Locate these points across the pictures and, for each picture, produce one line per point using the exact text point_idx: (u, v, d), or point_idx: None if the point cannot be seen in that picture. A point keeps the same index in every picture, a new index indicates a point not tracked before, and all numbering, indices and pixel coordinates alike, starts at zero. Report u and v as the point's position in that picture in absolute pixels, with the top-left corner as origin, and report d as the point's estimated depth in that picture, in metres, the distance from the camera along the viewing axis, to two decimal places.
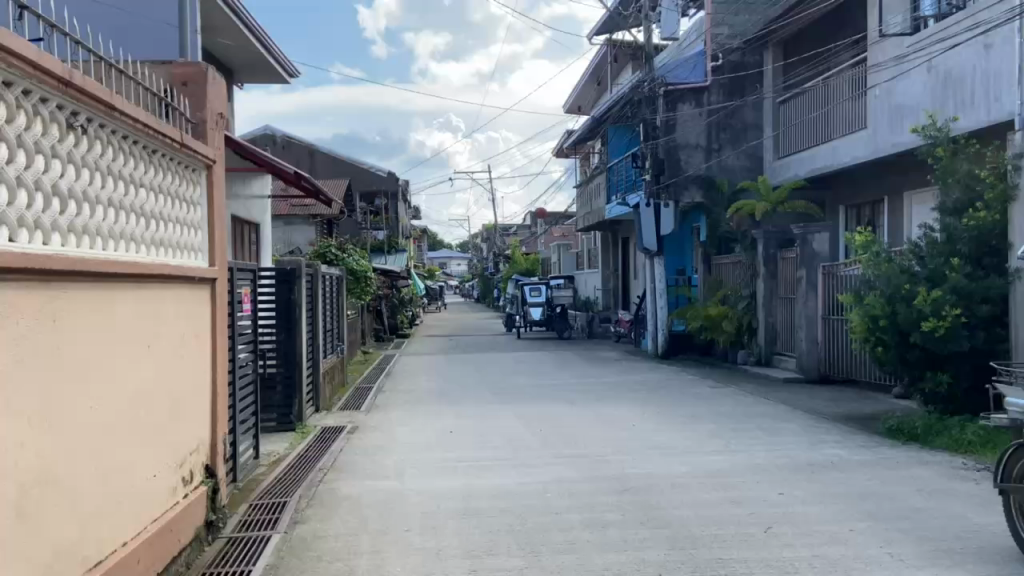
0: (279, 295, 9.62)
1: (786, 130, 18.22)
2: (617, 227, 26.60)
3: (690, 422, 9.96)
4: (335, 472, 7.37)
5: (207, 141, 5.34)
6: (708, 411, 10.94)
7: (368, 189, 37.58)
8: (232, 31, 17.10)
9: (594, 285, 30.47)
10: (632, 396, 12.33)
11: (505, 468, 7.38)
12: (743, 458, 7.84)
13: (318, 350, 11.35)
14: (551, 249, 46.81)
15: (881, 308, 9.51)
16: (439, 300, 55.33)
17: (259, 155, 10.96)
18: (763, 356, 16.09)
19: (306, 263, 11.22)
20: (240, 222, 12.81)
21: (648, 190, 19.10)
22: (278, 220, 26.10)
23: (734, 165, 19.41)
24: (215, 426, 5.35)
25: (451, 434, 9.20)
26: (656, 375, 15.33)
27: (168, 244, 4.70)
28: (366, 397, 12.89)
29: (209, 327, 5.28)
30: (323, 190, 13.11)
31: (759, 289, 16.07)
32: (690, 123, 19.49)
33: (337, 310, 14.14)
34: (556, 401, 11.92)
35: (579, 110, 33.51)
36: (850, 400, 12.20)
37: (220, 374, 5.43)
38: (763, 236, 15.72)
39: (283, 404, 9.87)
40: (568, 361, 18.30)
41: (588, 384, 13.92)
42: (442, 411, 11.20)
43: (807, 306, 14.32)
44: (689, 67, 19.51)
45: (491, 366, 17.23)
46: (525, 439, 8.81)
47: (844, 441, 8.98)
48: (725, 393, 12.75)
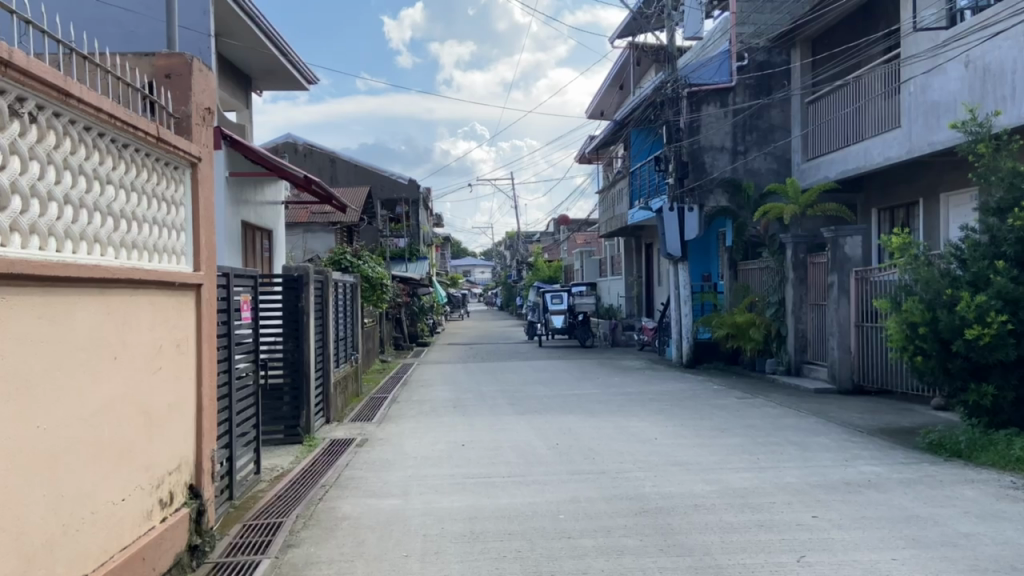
0: (287, 301, 9.35)
1: (815, 130, 17.62)
2: (639, 232, 26.05)
3: (716, 435, 9.44)
4: (338, 489, 6.97)
5: (192, 137, 5.01)
6: (735, 423, 10.40)
7: (389, 197, 37.42)
8: (247, 37, 16.91)
9: (617, 292, 29.92)
10: (655, 408, 11.82)
11: (518, 486, 6.95)
12: (771, 476, 7.31)
13: (330, 361, 10.99)
14: (574, 256, 46.25)
15: (921, 315, 8.96)
16: (461, 307, 55.00)
17: (272, 159, 10.86)
18: (792, 365, 15.40)
19: (317, 269, 10.86)
20: (252, 229, 12.51)
21: (671, 194, 18.31)
22: (297, 228, 25.94)
23: (761, 167, 18.89)
24: (201, 443, 5.01)
25: (462, 448, 8.78)
26: (681, 385, 14.75)
27: (142, 246, 4.35)
28: (380, 407, 12.52)
29: (195, 336, 4.94)
30: (336, 195, 12.87)
31: (789, 296, 15.43)
32: (715, 125, 18.91)
33: (352, 318, 13.84)
34: (575, 412, 11.45)
35: (601, 115, 33.16)
36: (886, 412, 11.56)
37: (207, 386, 5.08)
38: (792, 240, 15.11)
39: (290, 416, 9.51)
40: (589, 370, 17.78)
41: (610, 395, 13.42)
42: (456, 422, 10.77)
43: (839, 312, 13.71)
44: (714, 68, 19.01)
45: (510, 376, 16.78)
46: (540, 453, 8.36)
47: (881, 457, 8.39)
48: (753, 405, 12.17)
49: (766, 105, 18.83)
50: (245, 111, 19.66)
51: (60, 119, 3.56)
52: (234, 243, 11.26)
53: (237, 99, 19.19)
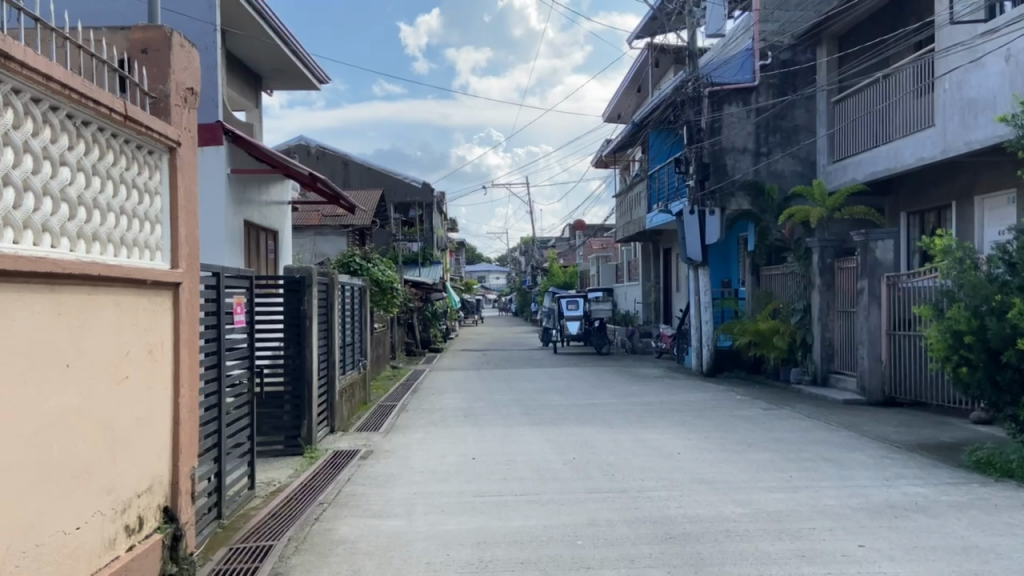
0: (288, 305, 8.85)
1: (841, 131, 17.00)
2: (657, 237, 25.44)
3: (744, 451, 8.82)
4: (336, 508, 6.44)
5: (171, 118, 4.52)
6: (764, 437, 9.77)
7: (403, 201, 37.03)
8: (257, 35, 16.52)
9: (634, 298, 29.26)
10: (677, 419, 11.21)
11: (532, 506, 6.39)
12: (808, 498, 6.69)
13: (334, 367, 10.49)
14: (590, 261, 45.65)
15: (966, 323, 8.30)
16: (475, 313, 54.51)
17: (277, 156, 10.44)
18: (819, 375, 14.72)
19: (322, 271, 10.38)
20: (256, 229, 12.06)
21: (691, 197, 17.72)
22: (309, 231, 25.58)
23: (785, 170, 18.24)
24: (177, 461, 4.49)
25: (472, 461, 8.24)
26: (702, 394, 14.13)
27: (107, 238, 3.85)
28: (388, 416, 12.00)
29: (172, 341, 4.45)
30: (344, 195, 12.45)
31: (815, 302, 14.76)
32: (737, 125, 18.29)
33: (360, 322, 13.37)
34: (591, 423, 10.86)
35: (619, 118, 32.64)
36: (923, 426, 10.88)
37: (185, 397, 4.59)
38: (819, 245, 14.49)
39: (292, 426, 9.02)
40: (605, 378, 17.18)
41: (628, 404, 12.81)
42: (467, 433, 10.22)
43: (869, 320, 13.05)
44: (737, 67, 18.71)
45: (525, 383, 16.22)
46: (555, 469, 7.79)
47: (925, 476, 7.74)
48: (780, 416, 11.53)
49: (790, 105, 18.24)
50: (255, 111, 19.30)
51: (3, 87, 3.05)
52: (237, 243, 10.82)
53: (248, 99, 18.83)
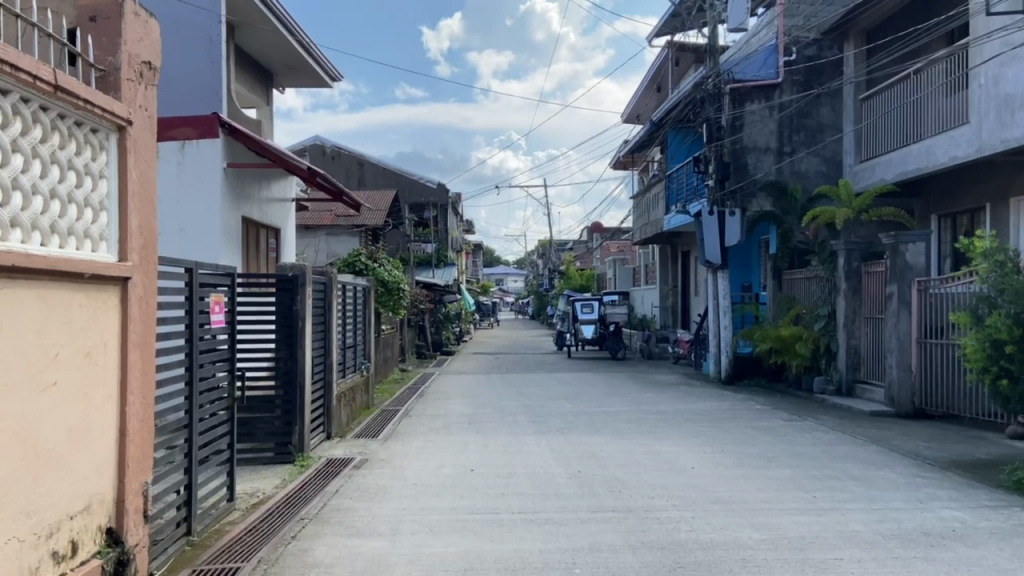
0: (280, 304, 8.42)
1: (869, 129, 16.34)
2: (675, 239, 24.79)
3: (763, 466, 8.21)
4: (316, 525, 5.95)
5: (121, 94, 4.07)
6: (784, 451, 9.16)
7: (418, 201, 36.58)
8: (270, 31, 16.19)
9: (651, 302, 28.58)
10: (691, 430, 10.61)
11: (528, 526, 5.86)
12: (833, 523, 6.09)
13: (333, 371, 10.05)
14: (607, 265, 44.94)
15: (1007, 332, 7.65)
16: (491, 316, 53.99)
17: (275, 149, 9.99)
18: (843, 385, 14.03)
19: (320, 270, 9.94)
20: (256, 226, 11.63)
21: (710, 197, 17.02)
22: (320, 230, 25.13)
23: (809, 169, 17.63)
24: (124, 477, 4.02)
25: (470, 474, 7.72)
26: (720, 403, 13.48)
27: (31, 224, 3.38)
28: (389, 421, 11.53)
29: (118, 342, 3.99)
30: (347, 190, 12.04)
31: (839, 308, 14.09)
32: (760, 123, 17.64)
33: (365, 323, 12.93)
34: (601, 433, 10.27)
35: (637, 119, 32.05)
36: (956, 441, 10.20)
37: (135, 406, 4.13)
38: (844, 248, 13.83)
39: (283, 432, 8.56)
40: (619, 385, 16.58)
41: (641, 413, 12.22)
42: (468, 442, 9.69)
43: (899, 327, 12.38)
44: (759, 62, 17.77)
45: (535, 389, 15.65)
46: (557, 484, 7.24)
47: (962, 499, 7.08)
48: (802, 429, 10.86)
49: (814, 102, 17.62)
50: (266, 107, 18.96)
51: None
52: (234, 241, 10.38)
53: (258, 95, 18.49)
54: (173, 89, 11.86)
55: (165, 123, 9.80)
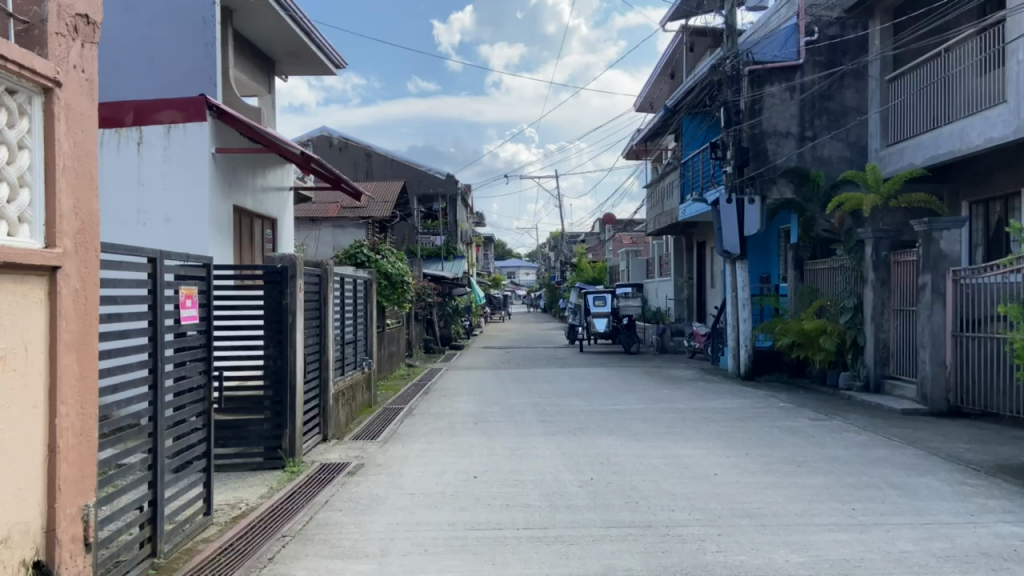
0: (269, 297, 7.83)
1: (896, 112, 15.54)
2: (691, 230, 24.01)
3: (793, 473, 7.54)
4: (299, 545, 5.36)
5: (47, 50, 3.45)
6: (814, 455, 8.46)
7: (426, 192, 35.92)
8: (268, 15, 15.56)
9: (665, 294, 27.79)
10: (713, 430, 9.92)
11: (535, 546, 5.22)
12: (878, 542, 5.43)
13: (329, 369, 9.46)
14: (620, 257, 44.11)
15: None
16: (503, 309, 53.34)
17: (265, 133, 9.39)
18: (871, 381, 13.28)
19: (315, 262, 9.34)
20: (250, 216, 11.03)
21: (728, 184, 16.20)
22: (325, 222, 24.59)
23: (832, 155, 16.82)
24: (56, 501, 3.44)
25: (474, 482, 7.11)
26: (740, 401, 12.78)
27: None
28: (390, 421, 10.94)
29: (44, 345, 3.40)
30: (345, 178, 11.43)
31: (867, 299, 13.33)
32: (780, 106, 16.79)
33: (367, 317, 12.34)
34: (615, 434, 9.61)
35: (650, 107, 31.21)
36: (1000, 442, 9.45)
37: (69, 418, 3.53)
38: (872, 236, 13.07)
39: (272, 435, 7.97)
40: (634, 381, 15.87)
41: (657, 411, 11.55)
42: (473, 445, 9.05)
43: (932, 319, 11.64)
44: (779, 43, 16.89)
45: (546, 385, 15.02)
46: (568, 494, 6.61)
47: (1019, 511, 6.37)
48: (830, 429, 10.14)
49: (838, 84, 16.80)
50: (267, 95, 18.39)
51: None
52: (225, 232, 9.80)
53: (259, 83, 17.91)
54: (164, 73, 11.28)
55: (149, 104, 9.16)
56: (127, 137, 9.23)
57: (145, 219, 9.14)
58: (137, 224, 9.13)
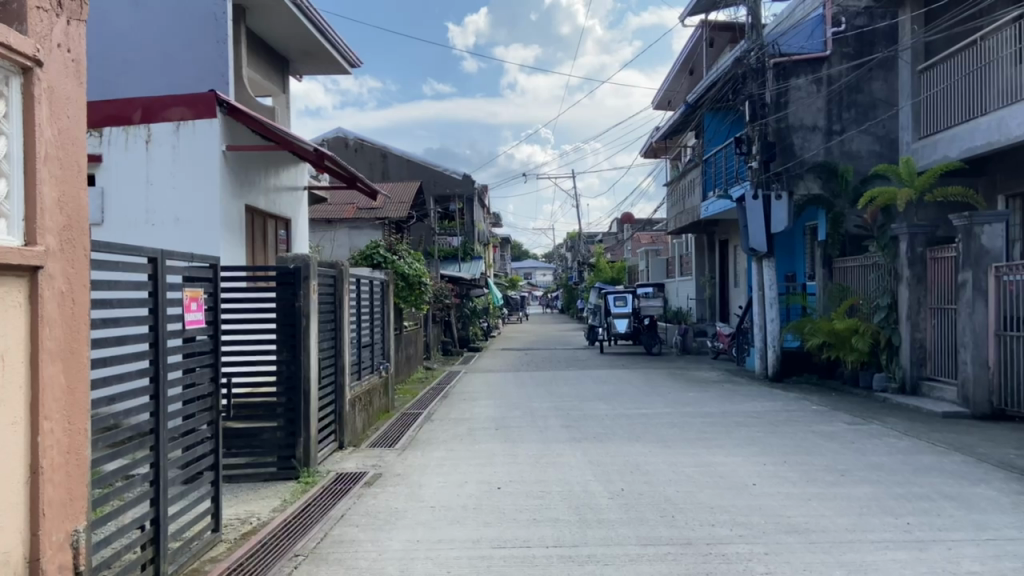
0: (280, 300, 7.50)
1: (929, 103, 14.96)
2: (713, 228, 23.50)
3: (837, 483, 7.08)
4: (311, 567, 4.99)
5: (27, 27, 3.13)
6: (857, 463, 7.98)
7: (442, 193, 35.57)
8: (280, 14, 15.29)
9: (687, 294, 27.27)
10: (746, 436, 9.46)
11: (566, 567, 4.82)
12: (942, 562, 4.97)
13: (344, 374, 9.12)
14: (638, 257, 43.56)
15: None
16: (520, 310, 52.96)
17: (276, 130, 9.07)
18: (907, 383, 12.72)
19: (329, 263, 9.00)
20: (263, 216, 10.73)
21: (753, 179, 15.68)
22: (341, 224, 24.43)
23: (861, 149, 16.27)
24: (39, 527, 3.10)
25: (498, 493, 6.73)
26: (770, 404, 12.29)
27: None
28: (409, 427, 10.59)
29: (24, 354, 3.06)
30: (360, 176, 11.13)
31: (902, 297, 12.78)
32: (807, 99, 16.22)
33: (384, 318, 12.00)
34: (643, 440, 9.19)
35: (669, 104, 30.72)
36: None
37: (55, 434, 3.20)
38: (908, 231, 12.53)
39: (286, 444, 7.63)
40: (658, 383, 15.42)
41: (686, 415, 11.11)
42: (495, 452, 8.65)
43: (973, 318, 11.09)
44: (806, 34, 16.48)
45: (568, 388, 14.61)
46: (598, 508, 6.21)
47: None
48: (869, 434, 9.63)
49: (866, 77, 16.15)
50: (282, 96, 18.13)
51: None
52: (237, 233, 9.48)
53: (273, 83, 17.67)
54: (174, 71, 10.99)
55: (157, 100, 8.92)
56: (134, 135, 8.96)
57: (153, 219, 8.90)
58: (147, 225, 8.91)
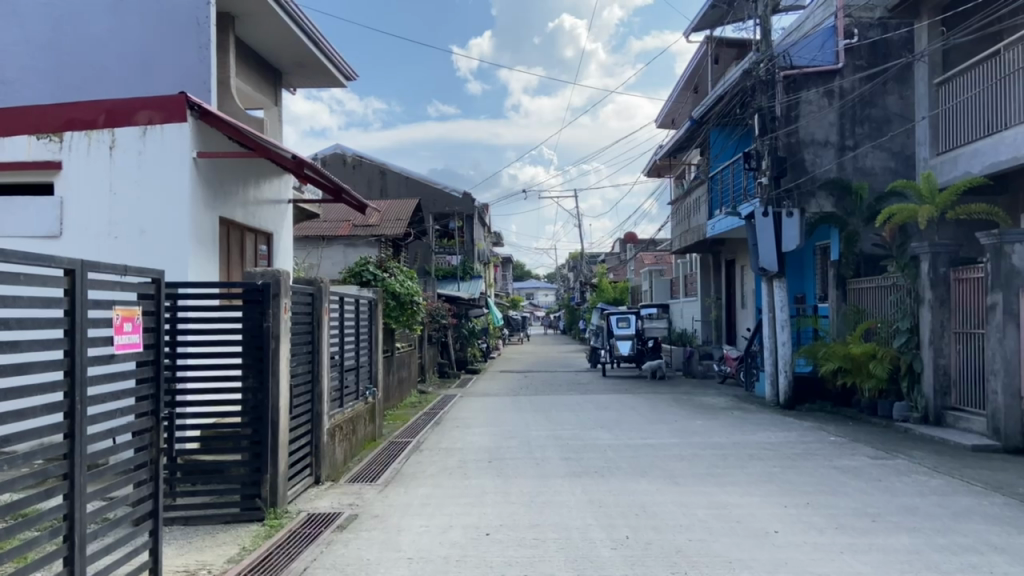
0: (248, 320, 6.80)
1: (948, 116, 14.29)
2: (719, 248, 22.79)
3: (869, 532, 6.27)
4: None
5: None
6: (888, 506, 7.15)
7: (442, 211, 34.89)
8: (270, 24, 14.68)
9: (692, 315, 26.47)
10: (761, 471, 8.65)
11: None
12: None
13: (323, 400, 8.35)
14: (642, 278, 42.79)
15: None
16: (521, 330, 52.08)
17: (251, 135, 8.39)
18: (931, 413, 11.89)
19: (307, 280, 8.28)
20: (240, 230, 10.00)
21: (763, 196, 14.96)
22: (337, 241, 23.94)
23: (875, 165, 15.61)
24: None
25: (486, 542, 5.93)
26: (785, 434, 11.46)
27: None
28: (394, 458, 9.80)
29: None
30: (347, 188, 10.45)
31: (924, 320, 12.00)
32: (818, 113, 15.55)
33: (372, 340, 11.24)
34: (649, 476, 8.39)
35: (673, 122, 30.12)
36: None
37: None
38: (929, 251, 11.79)
39: (250, 481, 6.83)
40: (664, 410, 14.59)
41: (695, 447, 10.30)
42: (486, 489, 7.85)
43: (1004, 344, 10.31)
44: (817, 44, 15.79)
45: (568, 414, 13.79)
46: (599, 562, 5.41)
47: None
48: (897, 470, 8.80)
49: (880, 89, 15.54)
50: (274, 108, 17.52)
51: None
52: (209, 247, 8.75)
53: (264, 95, 17.08)
54: (153, 77, 10.34)
55: (124, 103, 8.23)
56: (98, 140, 8.27)
57: (116, 231, 8.20)
58: (109, 237, 8.20)
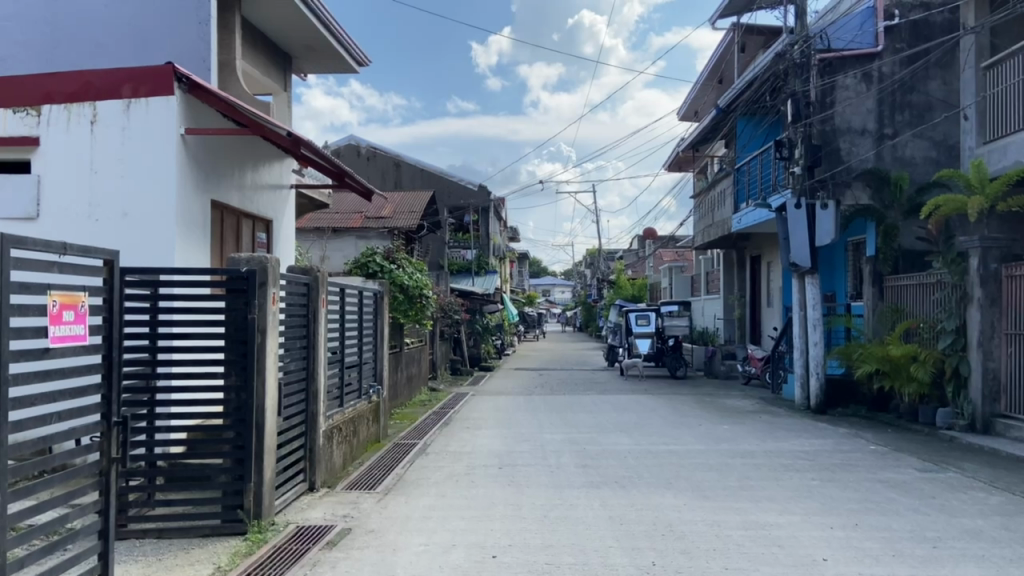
0: (231, 311, 6.13)
1: (995, 103, 13.35)
2: (743, 243, 21.92)
3: (932, 561, 5.45)
4: None
5: None
6: (947, 529, 6.31)
7: (456, 205, 34.24)
8: (278, 3, 13.99)
9: (714, 314, 25.58)
10: (799, 485, 7.83)
11: None
12: None
13: (318, 400, 7.65)
14: (661, 275, 41.84)
15: None
16: (537, 327, 51.30)
17: (244, 110, 7.71)
18: (978, 420, 10.98)
19: (302, 268, 7.57)
20: (235, 215, 9.33)
21: (796, 187, 14.06)
22: (349, 233, 23.34)
23: (914, 155, 14.67)
24: None
25: (491, 566, 5.18)
26: (820, 441, 10.63)
27: None
28: (398, 462, 9.09)
29: None
30: (351, 173, 9.76)
31: (971, 320, 11.11)
32: (855, 100, 14.64)
33: (377, 335, 10.54)
34: (676, 487, 7.62)
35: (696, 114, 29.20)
36: None
37: None
38: (979, 244, 10.90)
39: (231, 491, 6.12)
40: (688, 413, 13.79)
41: (722, 455, 9.50)
42: (495, 501, 7.10)
43: None
44: (854, 25, 14.90)
45: (585, 416, 13.04)
46: None
47: None
48: (950, 486, 7.93)
49: (922, 74, 14.63)
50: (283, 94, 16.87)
51: None
52: (199, 232, 8.09)
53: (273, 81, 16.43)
54: (148, 53, 9.65)
55: (109, 76, 7.54)
56: (79, 114, 7.62)
57: (97, 213, 7.56)
58: (90, 220, 7.57)
